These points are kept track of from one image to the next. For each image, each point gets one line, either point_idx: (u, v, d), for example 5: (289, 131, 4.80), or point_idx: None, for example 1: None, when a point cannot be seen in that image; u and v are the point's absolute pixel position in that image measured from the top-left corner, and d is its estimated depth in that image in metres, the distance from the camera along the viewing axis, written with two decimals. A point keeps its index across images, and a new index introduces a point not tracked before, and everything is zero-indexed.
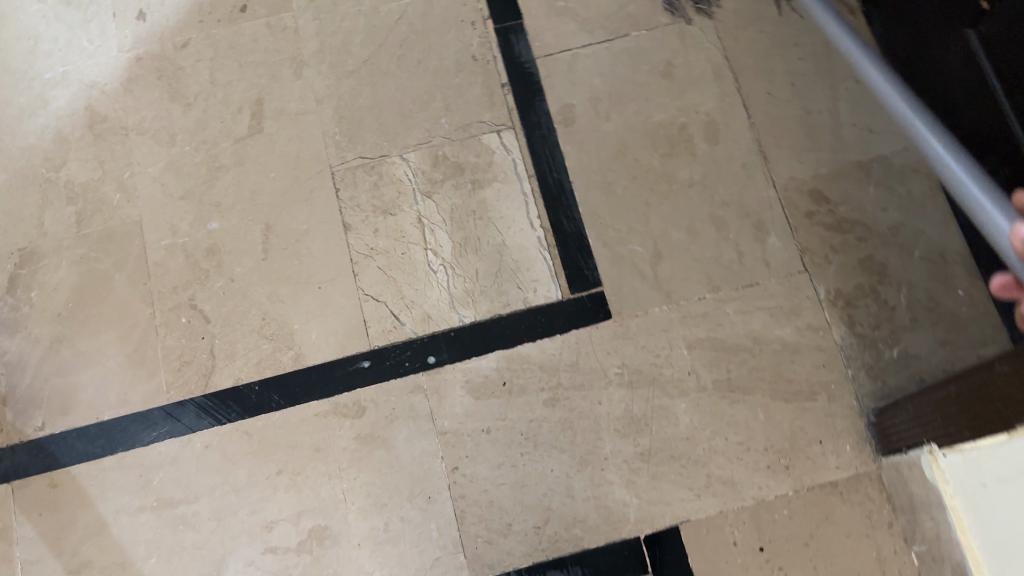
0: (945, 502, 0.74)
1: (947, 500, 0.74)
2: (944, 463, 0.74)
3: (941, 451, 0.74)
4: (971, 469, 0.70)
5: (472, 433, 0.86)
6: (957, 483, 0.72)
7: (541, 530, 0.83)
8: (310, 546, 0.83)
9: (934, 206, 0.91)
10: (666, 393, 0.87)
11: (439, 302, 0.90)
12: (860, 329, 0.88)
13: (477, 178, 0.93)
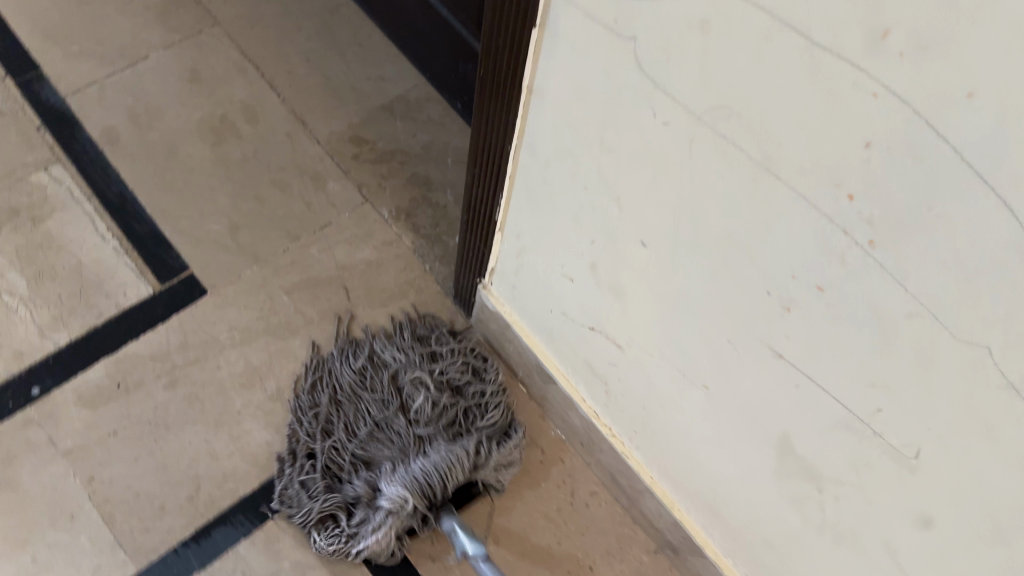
0: (510, 322, 0.88)
1: (510, 319, 0.87)
2: (495, 291, 0.88)
3: (489, 282, 0.87)
4: (505, 282, 0.84)
5: (100, 439, 0.87)
6: (508, 301, 0.86)
7: (196, 496, 0.85)
8: None
9: (451, 122, 1.10)
10: (279, 337, 0.94)
11: (29, 335, 0.90)
12: (424, 231, 1.02)
13: (35, 215, 0.96)
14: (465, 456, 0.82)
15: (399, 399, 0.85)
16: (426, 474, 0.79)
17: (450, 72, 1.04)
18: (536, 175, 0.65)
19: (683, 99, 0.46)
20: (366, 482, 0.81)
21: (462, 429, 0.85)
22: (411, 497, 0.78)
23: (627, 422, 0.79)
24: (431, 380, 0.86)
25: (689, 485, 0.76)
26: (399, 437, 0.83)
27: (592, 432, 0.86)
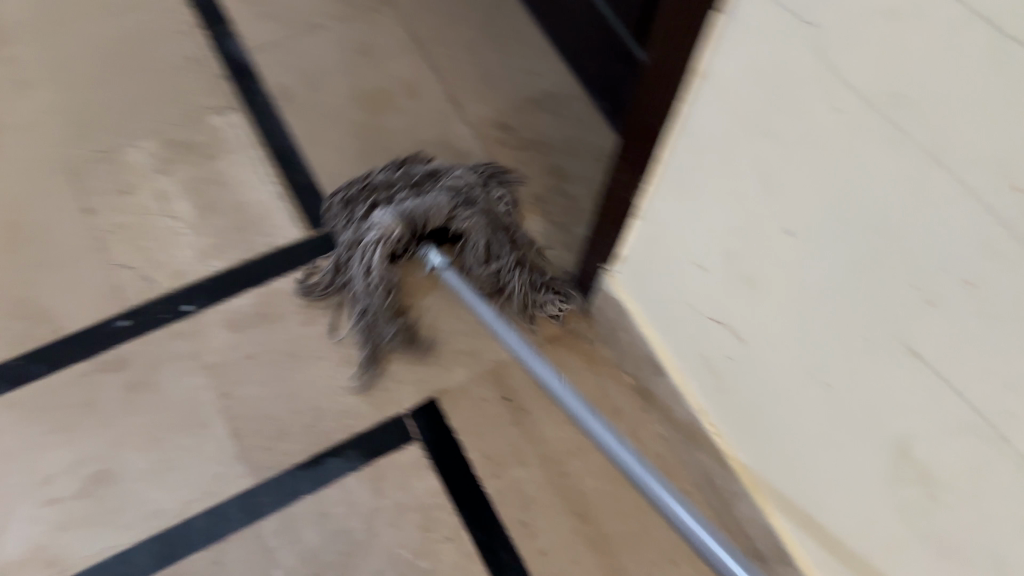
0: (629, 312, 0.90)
1: (630, 309, 0.90)
2: (620, 279, 0.91)
3: (615, 270, 0.90)
4: (632, 270, 0.87)
5: (237, 360, 0.94)
6: (631, 290, 0.89)
7: (314, 427, 0.92)
8: (90, 489, 0.86)
9: (593, 119, 1.14)
10: (407, 295, 1.00)
11: (188, 258, 0.99)
12: (554, 218, 1.06)
13: (208, 153, 1.06)
14: (456, 213, 0.93)
15: (434, 182, 0.96)
16: (419, 208, 0.91)
17: (605, 75, 1.10)
18: (688, 161, 0.68)
19: (858, 85, 0.49)
20: (380, 211, 0.92)
21: (480, 242, 0.95)
22: (406, 221, 0.91)
23: (736, 420, 0.80)
24: (465, 176, 0.97)
25: (792, 492, 0.76)
26: (413, 189, 0.95)
27: (696, 429, 0.87)
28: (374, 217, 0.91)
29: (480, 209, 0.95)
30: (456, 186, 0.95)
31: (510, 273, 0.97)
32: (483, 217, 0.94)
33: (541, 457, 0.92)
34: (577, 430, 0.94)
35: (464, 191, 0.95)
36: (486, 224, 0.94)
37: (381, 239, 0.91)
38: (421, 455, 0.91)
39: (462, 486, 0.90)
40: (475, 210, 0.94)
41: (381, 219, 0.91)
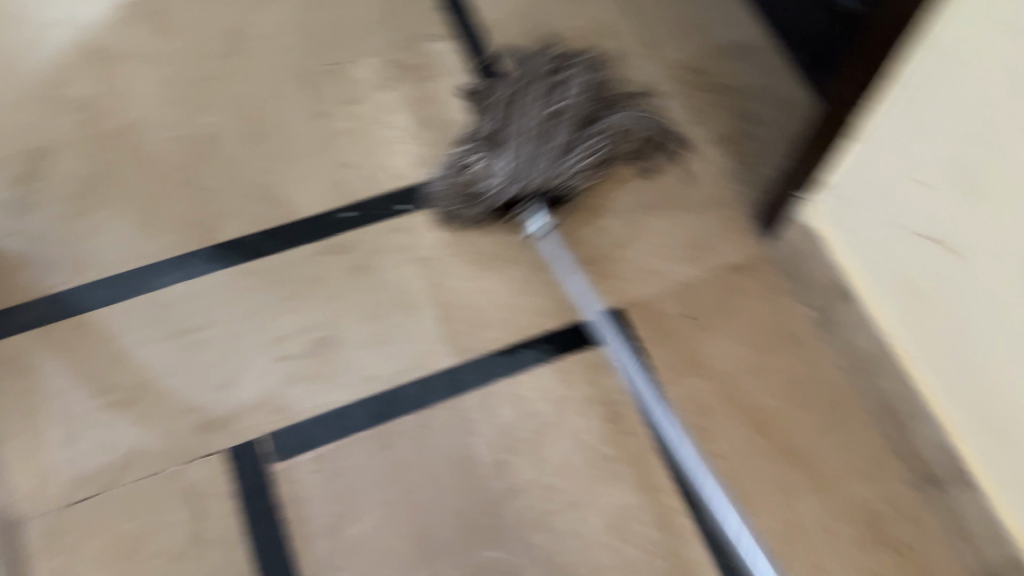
0: (824, 240, 0.95)
1: (826, 237, 0.94)
2: (816, 209, 0.95)
3: (813, 200, 0.95)
4: (833, 198, 0.91)
5: (445, 256, 1.03)
6: (828, 219, 0.93)
7: (512, 321, 1.00)
8: (316, 352, 0.96)
9: (783, 67, 1.18)
10: (600, 215, 1.07)
11: (405, 163, 1.09)
12: (741, 157, 1.11)
13: (425, 74, 1.15)
14: (565, 145, 1.06)
15: (547, 120, 1.07)
16: (546, 171, 1.04)
17: (797, 22, 1.16)
18: (923, 77, 0.72)
19: None
20: (513, 189, 1.01)
21: (579, 161, 1.05)
22: (528, 176, 1.03)
23: (931, 343, 0.83)
24: (563, 113, 1.07)
25: (989, 417, 0.79)
26: (534, 134, 1.06)
27: (879, 354, 0.91)
28: (508, 187, 1.02)
29: (574, 133, 1.07)
30: (564, 127, 1.06)
31: (602, 151, 1.07)
32: (589, 149, 1.06)
33: (721, 374, 0.97)
34: (756, 352, 0.99)
35: (566, 133, 1.06)
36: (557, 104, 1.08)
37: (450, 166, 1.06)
38: (608, 357, 0.98)
39: (646, 390, 0.96)
40: (592, 134, 1.08)
41: (510, 191, 1.02)
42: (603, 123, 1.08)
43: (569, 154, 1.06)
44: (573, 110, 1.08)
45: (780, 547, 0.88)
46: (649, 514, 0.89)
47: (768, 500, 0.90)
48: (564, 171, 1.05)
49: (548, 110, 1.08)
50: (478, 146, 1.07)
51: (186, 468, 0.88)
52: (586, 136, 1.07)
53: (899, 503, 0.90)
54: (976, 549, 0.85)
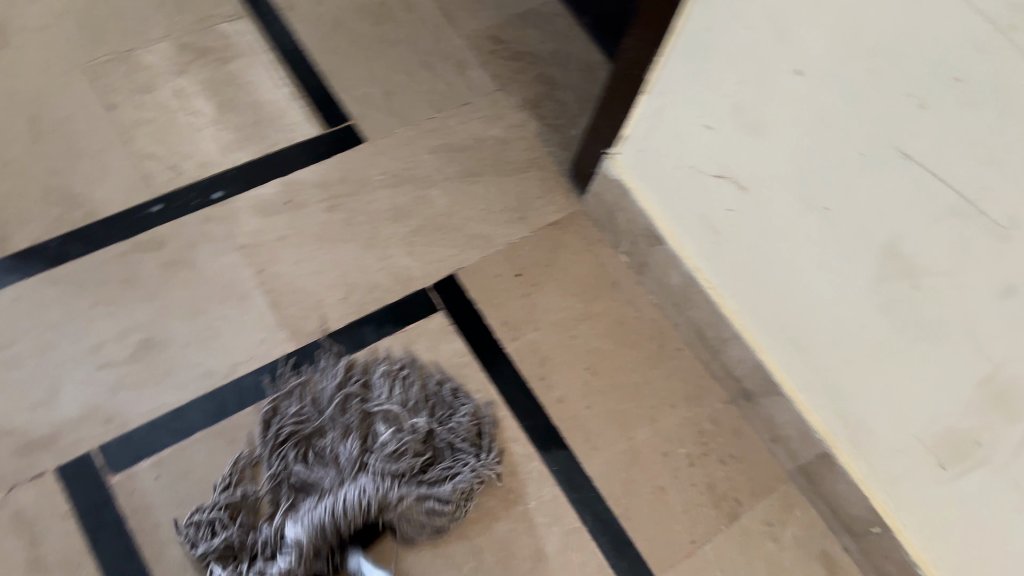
0: (630, 189, 1.02)
1: (631, 186, 1.01)
2: (621, 160, 1.02)
3: (617, 153, 1.01)
4: (635, 148, 0.98)
5: (269, 242, 1.01)
6: (633, 168, 1.00)
7: (346, 299, 0.99)
8: (140, 355, 0.91)
9: (576, 36, 1.26)
10: (420, 186, 1.09)
11: (213, 151, 1.05)
12: (548, 120, 1.17)
13: (222, 57, 1.11)
14: (378, 477, 0.84)
15: (344, 432, 0.89)
16: (359, 495, 0.82)
17: None
18: (701, 27, 0.79)
19: None
20: (294, 537, 0.79)
21: (386, 489, 0.83)
22: (313, 539, 0.79)
23: (732, 269, 0.93)
24: (388, 412, 0.91)
25: (782, 324, 0.89)
26: (317, 451, 0.88)
27: (690, 287, 0.99)
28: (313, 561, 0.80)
29: (391, 435, 0.88)
30: (382, 458, 0.86)
31: (422, 443, 0.89)
32: (394, 464, 0.86)
33: (552, 323, 1.03)
34: (582, 300, 1.05)
35: (386, 441, 0.88)
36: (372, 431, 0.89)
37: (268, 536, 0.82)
38: (445, 321, 1.01)
39: (484, 348, 1.00)
40: (405, 435, 0.88)
41: (302, 541, 0.79)
42: (427, 421, 0.90)
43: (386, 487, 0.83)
44: (382, 426, 0.90)
45: (623, 474, 0.95)
46: (501, 464, 0.93)
47: (607, 434, 0.97)
48: (375, 471, 0.85)
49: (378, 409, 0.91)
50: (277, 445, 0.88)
51: (11, 495, 0.83)
52: (396, 438, 0.88)
53: (719, 418, 1.00)
54: (787, 449, 0.96)
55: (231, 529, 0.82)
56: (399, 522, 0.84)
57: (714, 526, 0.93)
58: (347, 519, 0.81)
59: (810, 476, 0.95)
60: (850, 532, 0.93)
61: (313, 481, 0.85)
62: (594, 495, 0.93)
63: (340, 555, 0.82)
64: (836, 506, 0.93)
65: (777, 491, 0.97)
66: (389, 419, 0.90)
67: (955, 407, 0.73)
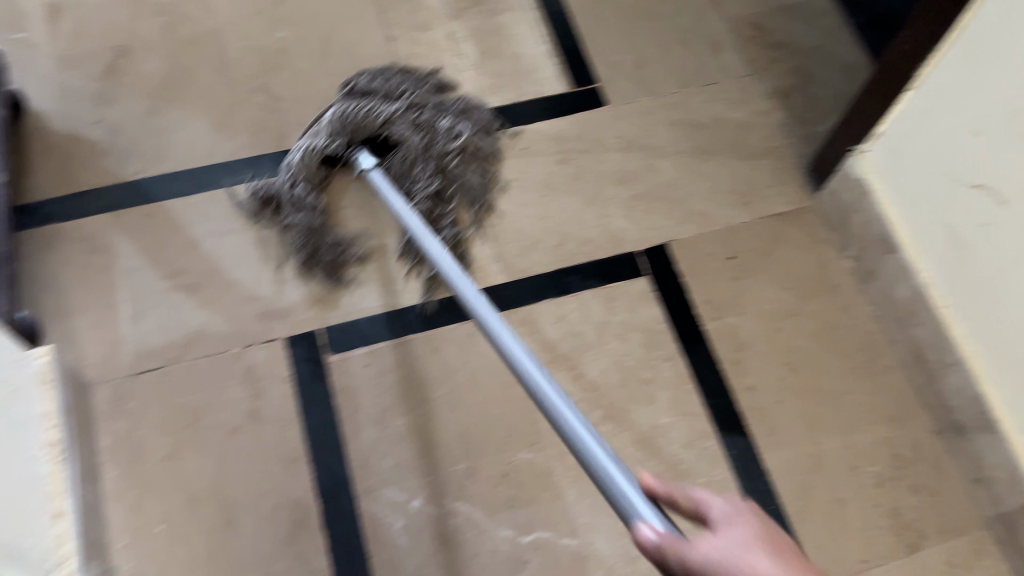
0: (872, 188, 0.97)
1: (874, 186, 0.97)
2: (869, 158, 0.98)
3: (866, 150, 0.98)
4: (888, 147, 0.94)
5: (502, 181, 1.07)
6: (880, 168, 0.96)
7: (561, 247, 1.04)
8: (372, 257, 1.01)
9: (843, 35, 1.22)
10: (653, 155, 1.10)
11: (469, 90, 1.13)
12: (795, 113, 1.14)
13: (494, 8, 1.19)
14: (405, 124, 1.04)
15: (396, 90, 1.06)
16: (378, 111, 1.02)
17: None
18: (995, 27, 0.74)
19: None
20: (331, 115, 1.00)
21: (412, 130, 1.04)
22: (344, 128, 0.99)
23: (967, 290, 0.87)
24: (425, 92, 1.08)
25: (1015, 358, 0.82)
26: (373, 100, 1.04)
27: (917, 303, 0.94)
28: (332, 146, 0.98)
29: (428, 109, 1.07)
30: (408, 110, 1.05)
31: (443, 131, 1.06)
32: (416, 120, 1.05)
33: (758, 312, 1.01)
34: (793, 295, 1.02)
35: (414, 100, 1.06)
36: (413, 125, 1.04)
37: (296, 177, 1.00)
38: (651, 288, 1.02)
39: (684, 321, 1.00)
40: (439, 128, 1.06)
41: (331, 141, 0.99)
42: (446, 120, 1.07)
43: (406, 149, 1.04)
44: (428, 107, 1.07)
45: (803, 476, 0.92)
46: (679, 435, 0.94)
47: (795, 432, 0.94)
48: (397, 128, 1.03)
49: (422, 93, 1.07)
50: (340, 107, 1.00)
51: (246, 351, 0.94)
52: (433, 113, 1.07)
53: (920, 446, 0.94)
54: (992, 494, 0.89)
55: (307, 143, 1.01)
56: (403, 141, 1.03)
57: (889, 552, 0.89)
58: (349, 123, 0.99)
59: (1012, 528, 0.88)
60: None
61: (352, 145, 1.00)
62: (769, 489, 0.91)
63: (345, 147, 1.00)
64: None
65: (968, 535, 0.90)
66: (417, 112, 1.05)
67: None
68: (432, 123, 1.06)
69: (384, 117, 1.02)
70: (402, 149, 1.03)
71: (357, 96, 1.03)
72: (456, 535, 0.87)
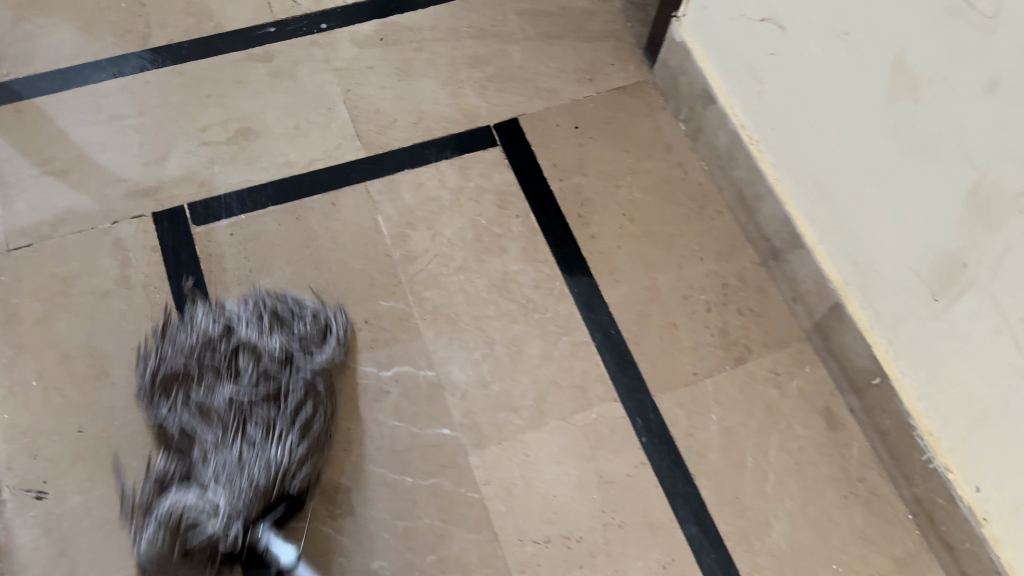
0: (691, 51, 1.07)
1: (693, 48, 1.07)
2: (687, 24, 1.08)
3: (683, 16, 1.08)
4: (698, 7, 1.04)
5: (361, 69, 1.14)
6: (696, 30, 1.06)
7: (418, 124, 1.11)
8: (237, 140, 1.07)
9: None
10: (503, 41, 1.19)
11: None
12: (634, 0, 1.24)
13: None
14: (280, 430, 0.85)
15: (226, 364, 0.88)
16: (264, 467, 0.82)
17: None
18: None
19: None
20: (218, 488, 0.81)
21: (286, 392, 0.88)
22: (240, 504, 0.80)
23: (771, 121, 0.97)
24: (264, 329, 0.91)
25: (812, 171, 0.92)
26: (233, 410, 0.86)
27: (735, 146, 1.04)
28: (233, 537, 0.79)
29: (280, 338, 0.91)
30: (265, 411, 0.86)
31: (264, 352, 0.90)
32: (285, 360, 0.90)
33: (600, 172, 1.10)
34: (632, 157, 1.12)
35: (258, 372, 0.88)
36: (242, 398, 0.86)
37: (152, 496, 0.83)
38: (501, 156, 1.10)
39: (533, 182, 1.09)
40: (283, 367, 0.89)
41: (243, 456, 0.83)
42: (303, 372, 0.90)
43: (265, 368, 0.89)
44: (274, 360, 0.89)
45: (639, 307, 1.01)
46: (527, 278, 1.02)
47: (632, 270, 1.04)
48: (270, 423, 0.85)
49: (268, 342, 0.91)
50: (172, 454, 0.85)
51: (114, 227, 0.99)
52: (288, 366, 0.90)
53: (746, 276, 1.04)
54: (807, 306, 0.99)
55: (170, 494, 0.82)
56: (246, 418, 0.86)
57: (718, 365, 0.99)
58: (246, 500, 0.80)
59: (825, 333, 0.98)
60: (855, 389, 0.96)
61: (208, 455, 0.84)
62: (609, 319, 1.00)
63: (243, 535, 0.80)
64: (845, 363, 0.96)
65: (790, 348, 1.00)
66: (221, 352, 0.89)
67: (949, 231, 0.75)
68: (242, 331, 0.91)
69: (227, 406, 0.86)
70: (231, 387, 0.87)
71: (196, 434, 0.85)
72: None
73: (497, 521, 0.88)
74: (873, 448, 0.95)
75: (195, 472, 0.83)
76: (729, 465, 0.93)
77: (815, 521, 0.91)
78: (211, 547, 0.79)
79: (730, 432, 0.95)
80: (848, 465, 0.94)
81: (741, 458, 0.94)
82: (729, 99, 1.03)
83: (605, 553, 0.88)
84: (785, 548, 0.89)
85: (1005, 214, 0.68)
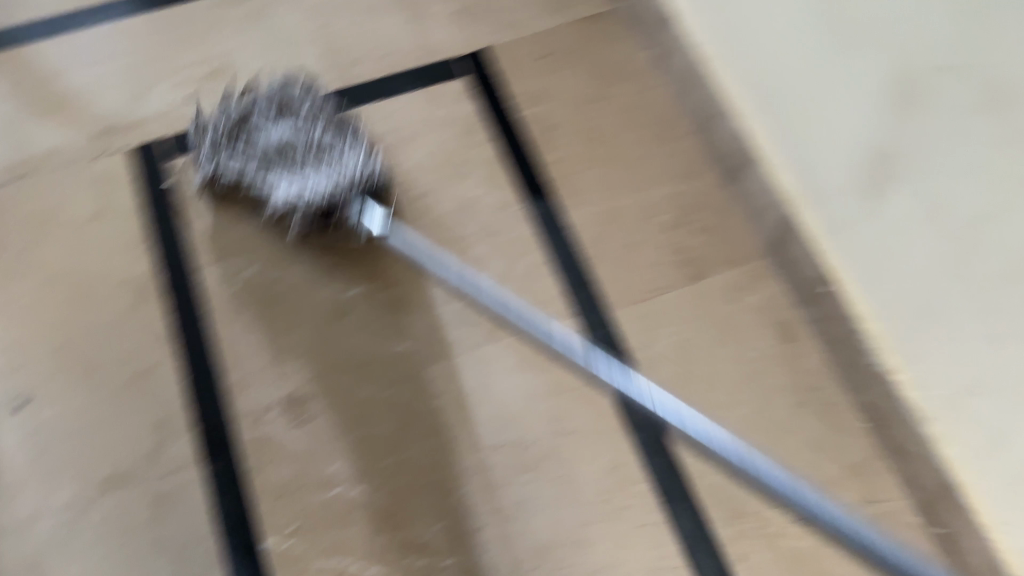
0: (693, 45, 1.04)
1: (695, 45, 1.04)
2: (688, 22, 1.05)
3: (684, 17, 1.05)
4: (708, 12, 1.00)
5: (332, 8, 1.16)
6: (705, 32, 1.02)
7: (385, 58, 1.12)
8: (212, 81, 1.11)
9: None
10: None
11: None
12: None
13: None
14: (318, 136, 1.01)
15: (303, 133, 1.02)
16: (344, 170, 0.99)
17: None
18: None
19: None
20: (285, 195, 0.98)
21: (345, 170, 0.99)
22: (336, 190, 0.98)
23: (785, 140, 0.91)
24: (279, 120, 1.03)
25: (819, 196, 0.88)
26: (319, 145, 1.01)
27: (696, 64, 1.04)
28: (359, 176, 0.99)
29: (281, 117, 1.03)
30: (271, 136, 1.01)
31: (309, 130, 1.02)
32: (285, 102, 1.04)
33: (566, 100, 1.10)
34: (599, 84, 1.10)
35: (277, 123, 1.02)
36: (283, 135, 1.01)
37: (274, 196, 0.99)
38: (466, 84, 1.10)
39: (497, 111, 1.09)
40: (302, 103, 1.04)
41: (306, 180, 0.99)
42: (308, 113, 1.03)
43: (266, 158, 1.01)
44: (316, 130, 1.02)
45: (601, 229, 1.02)
46: (488, 202, 1.03)
47: (592, 193, 1.04)
48: (284, 142, 1.01)
49: (305, 112, 1.03)
50: (240, 145, 1.01)
51: (95, 162, 1.04)
52: (363, 207, 0.99)
53: (707, 196, 1.03)
54: (764, 222, 0.98)
55: (225, 149, 1.00)
56: (316, 151, 1.01)
57: (675, 282, 0.99)
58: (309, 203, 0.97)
59: (783, 248, 0.96)
60: (811, 301, 0.94)
61: (251, 147, 1.01)
62: (567, 241, 1.02)
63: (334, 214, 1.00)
64: (800, 276, 0.94)
65: (747, 264, 1.00)
66: (269, 109, 1.03)
67: (880, 124, 0.74)
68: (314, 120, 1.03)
69: (288, 128, 1.02)
70: (290, 138, 1.01)
71: (239, 158, 1.00)
72: (282, 295, 0.97)
73: (448, 429, 0.90)
74: (828, 358, 0.94)
75: (234, 157, 1.00)
76: (678, 374, 0.94)
77: (765, 429, 0.91)
78: (302, 196, 0.98)
79: (682, 345, 0.96)
80: (800, 374, 0.94)
81: (692, 367, 0.95)
82: (741, 101, 0.98)
83: (552, 459, 0.90)
84: (734, 455, 0.90)
85: (932, 87, 0.67)
